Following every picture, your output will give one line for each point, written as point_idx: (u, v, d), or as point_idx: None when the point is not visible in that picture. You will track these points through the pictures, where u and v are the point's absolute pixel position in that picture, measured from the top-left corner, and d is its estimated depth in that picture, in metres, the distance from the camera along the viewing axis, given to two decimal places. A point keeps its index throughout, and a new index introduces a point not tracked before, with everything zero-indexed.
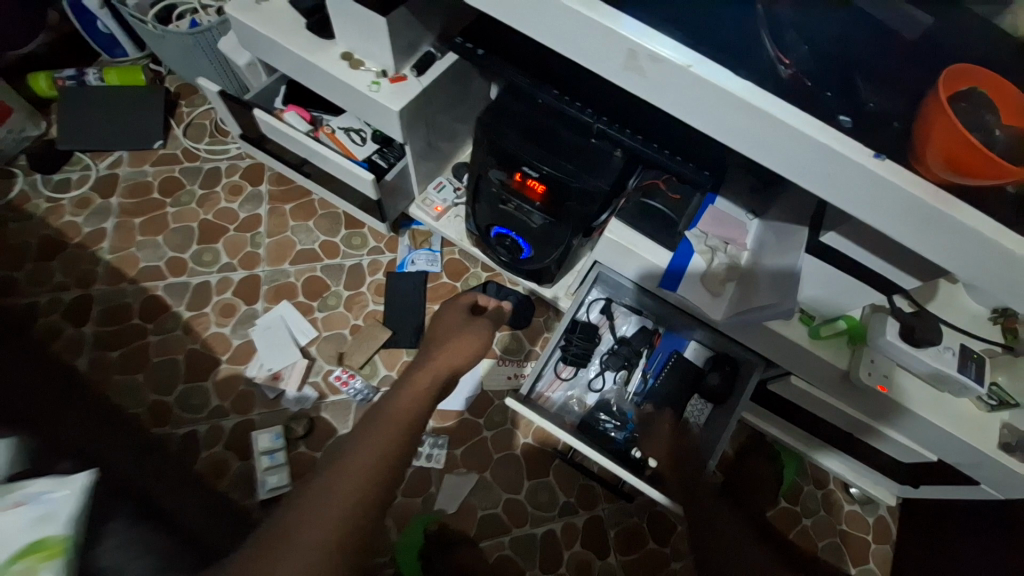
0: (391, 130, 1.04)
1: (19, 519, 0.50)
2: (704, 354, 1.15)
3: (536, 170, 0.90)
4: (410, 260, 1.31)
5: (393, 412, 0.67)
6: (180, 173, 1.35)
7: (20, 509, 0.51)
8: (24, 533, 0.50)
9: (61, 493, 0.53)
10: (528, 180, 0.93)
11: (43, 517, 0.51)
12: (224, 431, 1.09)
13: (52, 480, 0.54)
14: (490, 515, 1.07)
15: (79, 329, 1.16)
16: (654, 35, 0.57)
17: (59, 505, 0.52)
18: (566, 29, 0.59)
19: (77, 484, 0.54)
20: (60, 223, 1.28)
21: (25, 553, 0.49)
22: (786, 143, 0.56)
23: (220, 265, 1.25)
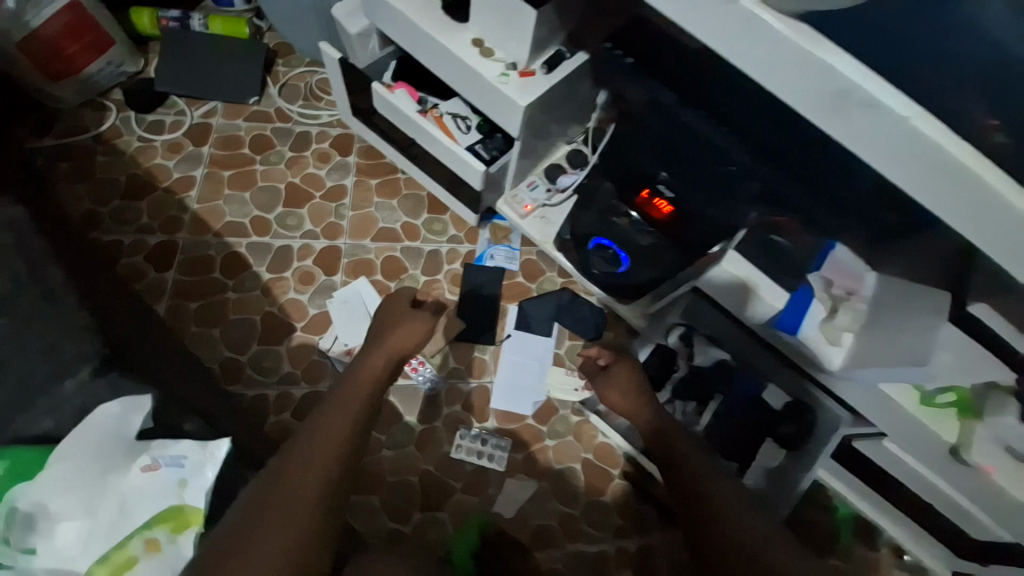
0: (509, 124, 1.02)
1: (160, 482, 0.55)
2: (782, 399, 1.09)
3: (670, 190, 0.91)
4: (488, 255, 1.29)
5: (359, 377, 0.78)
6: (271, 132, 1.34)
7: (160, 473, 0.55)
8: (163, 498, 0.54)
9: (199, 462, 0.56)
10: (656, 198, 0.93)
11: (181, 483, 0.55)
12: (294, 399, 1.08)
13: (185, 444, 0.57)
14: (545, 526, 1.06)
15: (160, 274, 1.16)
16: (869, 73, 0.54)
17: (197, 475, 0.55)
18: (766, 56, 0.57)
19: (212, 454, 0.56)
20: (150, 164, 1.28)
21: (169, 515, 0.54)
22: (999, 216, 0.52)
23: (303, 231, 1.24)
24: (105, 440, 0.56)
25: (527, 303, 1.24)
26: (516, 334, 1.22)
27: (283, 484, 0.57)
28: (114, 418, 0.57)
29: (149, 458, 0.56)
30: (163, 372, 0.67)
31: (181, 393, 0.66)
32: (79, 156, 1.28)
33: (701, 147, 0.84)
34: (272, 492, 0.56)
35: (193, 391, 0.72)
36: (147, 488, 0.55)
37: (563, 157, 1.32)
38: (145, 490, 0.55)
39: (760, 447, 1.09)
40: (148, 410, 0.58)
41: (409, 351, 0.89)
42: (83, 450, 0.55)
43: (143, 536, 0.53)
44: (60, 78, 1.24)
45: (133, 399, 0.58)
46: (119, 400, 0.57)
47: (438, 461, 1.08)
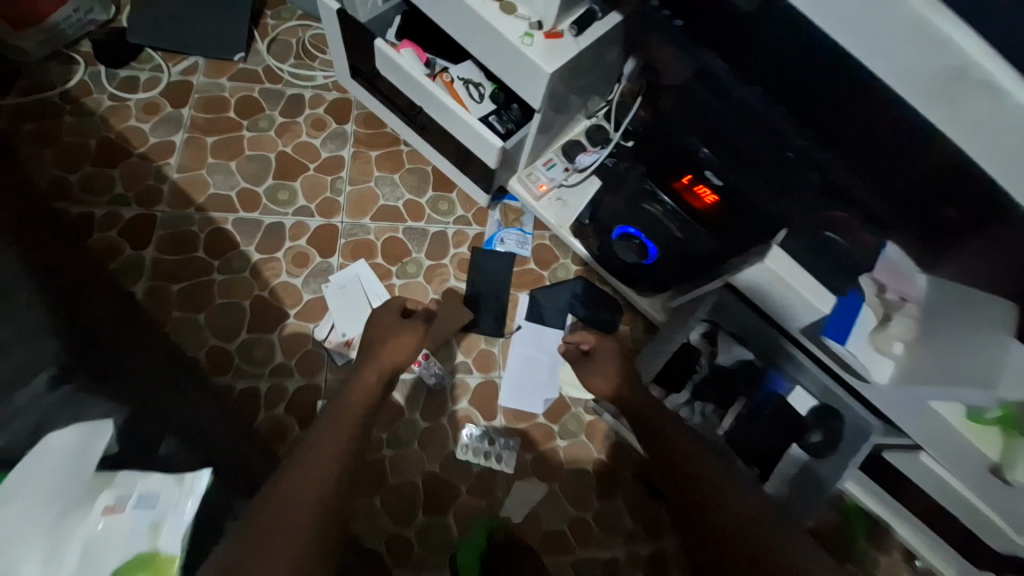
0: (531, 94, 0.91)
1: (127, 527, 0.46)
2: (808, 403, 1.03)
3: (718, 178, 0.83)
4: (499, 239, 1.19)
5: (347, 403, 0.71)
6: (259, 94, 1.20)
7: (127, 516, 0.46)
8: (131, 545, 0.46)
9: (175, 498, 0.48)
10: (698, 184, 0.86)
11: (152, 527, 0.46)
12: (288, 392, 1.00)
13: (157, 478, 0.49)
14: (556, 531, 1.01)
15: (138, 252, 1.05)
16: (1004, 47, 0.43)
17: (171, 514, 0.47)
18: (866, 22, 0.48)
19: (189, 487, 0.48)
20: (123, 127, 1.14)
21: (137, 564, 0.45)
22: None
23: (296, 207, 1.13)
24: (60, 477, 0.48)
25: (540, 293, 1.16)
26: (527, 326, 1.13)
27: (284, 492, 0.53)
28: (71, 449, 0.49)
29: (112, 498, 0.47)
30: (138, 375, 0.59)
31: (159, 400, 0.58)
32: (41, 115, 1.14)
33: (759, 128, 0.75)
34: (268, 511, 0.51)
35: (173, 396, 0.63)
36: (111, 535, 0.46)
37: (582, 133, 1.20)
38: (109, 538, 0.46)
39: (785, 453, 1.02)
40: (110, 437, 0.51)
41: (406, 362, 0.86)
42: (33, 491, 0.47)
43: None
44: (18, 24, 1.09)
45: (91, 423, 0.51)
46: (78, 426, 0.50)
47: (443, 460, 1.01)
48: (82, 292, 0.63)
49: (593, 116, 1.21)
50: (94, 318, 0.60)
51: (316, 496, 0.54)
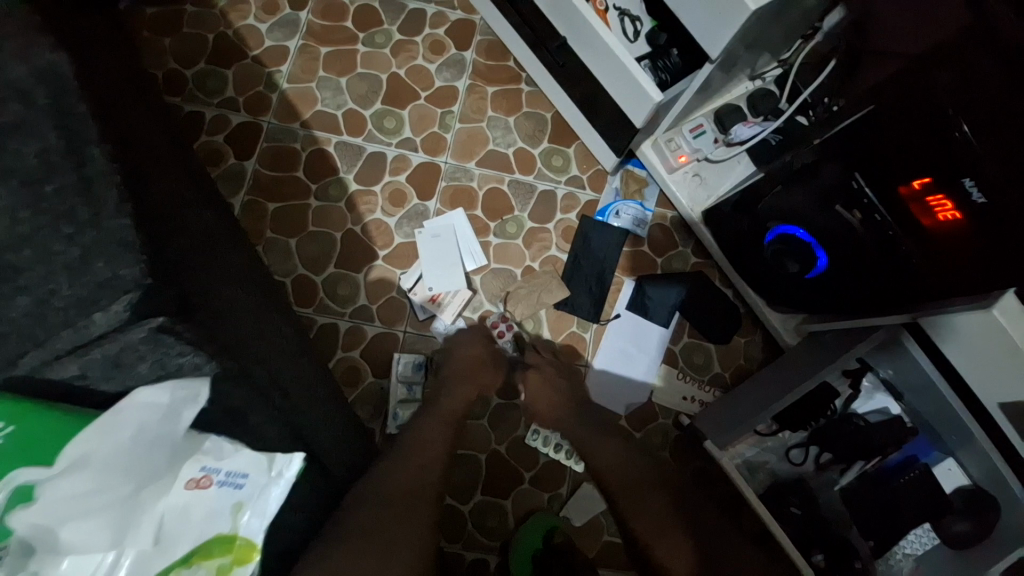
0: (712, 34, 0.70)
1: (213, 504, 0.42)
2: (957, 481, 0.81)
3: (981, 194, 0.57)
4: (614, 210, 1.03)
5: (443, 407, 0.81)
6: (380, 4, 1.08)
7: (213, 491, 0.42)
8: (214, 522, 0.42)
9: (262, 485, 0.43)
10: (933, 196, 0.62)
11: (235, 507, 0.42)
12: (366, 337, 0.95)
13: (248, 456, 0.43)
14: (617, 545, 0.91)
15: (240, 162, 1.01)
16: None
17: (258, 499, 0.43)
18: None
19: (285, 473, 0.44)
20: (241, 25, 1.08)
21: (216, 545, 0.42)
22: None
23: (401, 139, 1.03)
24: (144, 441, 0.39)
25: (648, 282, 1.00)
26: (627, 317, 1.00)
27: (393, 491, 0.65)
28: (160, 412, 0.39)
29: (198, 469, 0.41)
30: (222, 316, 0.50)
31: (244, 345, 0.51)
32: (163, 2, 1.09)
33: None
34: (390, 492, 0.65)
35: (256, 335, 0.57)
36: (193, 507, 0.41)
37: (742, 97, 0.98)
38: (191, 514, 0.41)
39: (910, 531, 0.83)
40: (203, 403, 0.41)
41: (488, 364, 0.89)
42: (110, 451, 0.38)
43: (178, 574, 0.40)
44: None
45: (187, 384, 0.40)
46: (158, 387, 0.39)
47: (511, 443, 0.94)
48: (162, 194, 0.53)
49: (758, 78, 0.98)
50: (173, 238, 0.49)
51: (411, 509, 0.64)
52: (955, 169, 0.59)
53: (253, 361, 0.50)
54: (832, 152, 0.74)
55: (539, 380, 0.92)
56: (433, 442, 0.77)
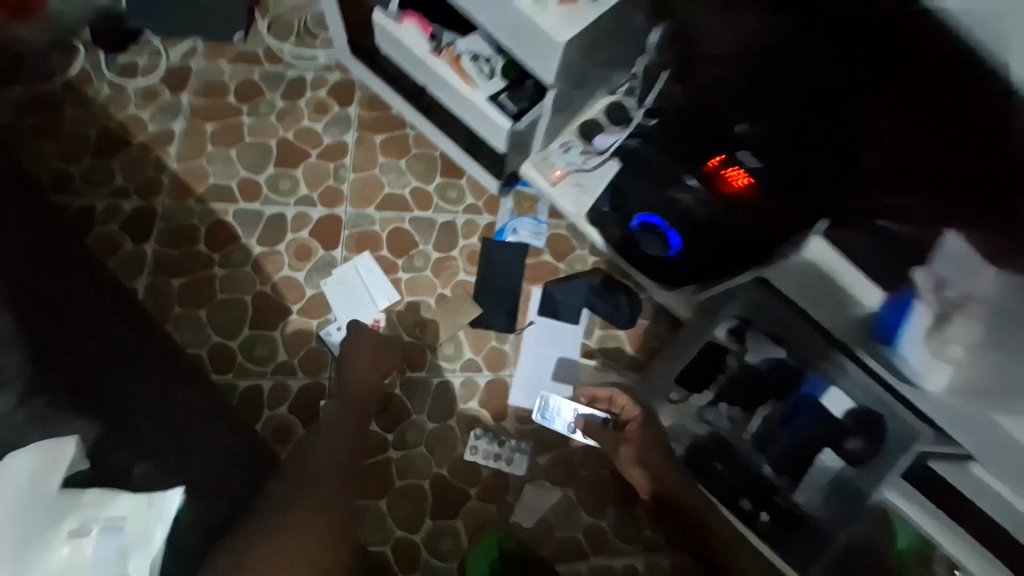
0: (543, 66, 0.82)
1: (94, 557, 0.45)
2: (843, 406, 0.91)
3: (755, 160, 0.76)
4: (511, 228, 1.11)
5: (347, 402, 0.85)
6: (259, 77, 1.14)
7: (93, 544, 0.46)
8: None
9: (144, 525, 0.49)
10: (730, 167, 0.79)
11: (120, 557, 0.46)
12: (291, 392, 0.96)
13: (125, 502, 0.49)
14: (570, 539, 0.96)
15: (138, 245, 1.02)
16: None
17: (142, 542, 0.48)
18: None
19: (165, 514, 0.50)
20: (123, 115, 1.11)
21: None
22: None
23: (298, 198, 1.08)
24: (15, 504, 0.45)
25: (554, 286, 1.09)
26: (540, 322, 1.07)
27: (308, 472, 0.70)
28: (30, 476, 0.46)
29: (77, 521, 0.47)
30: (133, 377, 0.62)
31: (149, 399, 0.62)
32: (43, 106, 1.11)
33: (810, 107, 0.61)
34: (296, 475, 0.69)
35: (184, 395, 0.69)
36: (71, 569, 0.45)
37: (603, 110, 1.09)
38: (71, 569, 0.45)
39: (816, 462, 0.91)
40: (67, 462, 0.49)
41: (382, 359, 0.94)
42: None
43: None
44: (17, 11, 1.06)
45: (52, 445, 0.48)
46: (34, 445, 0.48)
47: (452, 465, 0.97)
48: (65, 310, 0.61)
49: (615, 91, 1.10)
50: (82, 321, 0.62)
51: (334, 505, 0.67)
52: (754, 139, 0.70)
53: (150, 416, 0.60)
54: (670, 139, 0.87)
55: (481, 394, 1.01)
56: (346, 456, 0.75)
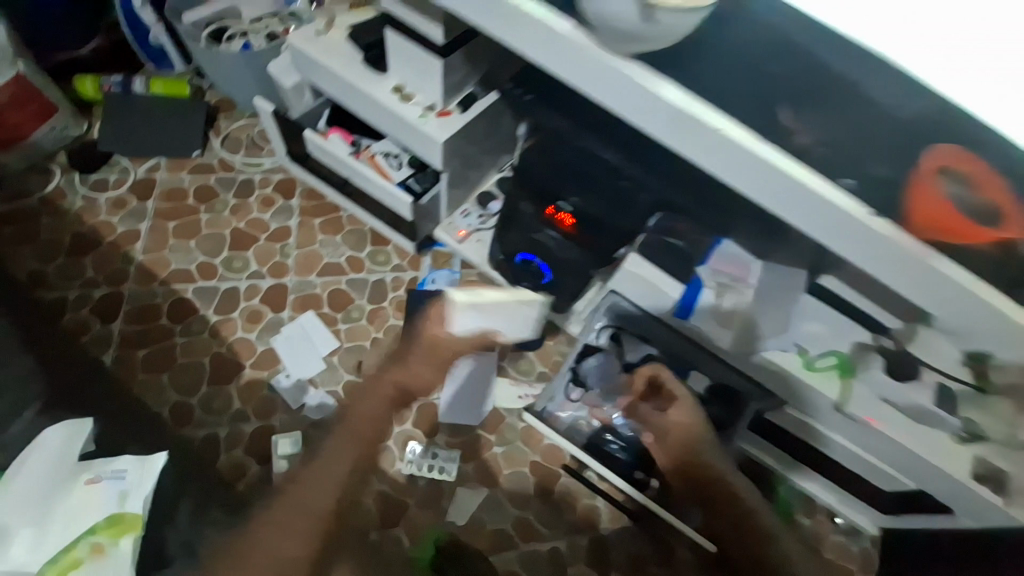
0: (432, 158, 1.13)
1: (104, 495, 0.72)
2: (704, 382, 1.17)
3: (569, 204, 1.05)
4: (431, 279, 1.36)
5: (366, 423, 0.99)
6: (215, 182, 1.41)
7: (102, 486, 0.72)
8: (103, 510, 0.70)
9: (136, 476, 0.73)
10: (559, 213, 1.07)
11: (120, 497, 0.72)
12: (245, 434, 1.13)
13: (124, 462, 0.74)
14: (500, 530, 1.13)
15: (107, 324, 1.20)
16: (648, 76, 0.68)
17: (133, 488, 0.73)
18: (591, 75, 0.71)
19: (149, 469, 0.74)
20: (94, 221, 1.32)
21: (108, 520, 0.70)
22: (836, 214, 0.66)
23: (249, 273, 1.30)
24: (53, 465, 0.74)
25: None
26: None
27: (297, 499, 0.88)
28: (58, 447, 0.75)
29: (92, 474, 0.74)
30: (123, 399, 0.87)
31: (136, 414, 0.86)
32: (22, 219, 1.31)
33: (603, 170, 0.97)
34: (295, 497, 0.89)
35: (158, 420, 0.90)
36: (92, 498, 0.72)
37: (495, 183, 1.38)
38: (89, 502, 0.71)
39: None
40: (87, 434, 0.77)
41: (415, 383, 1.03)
42: (43, 472, 0.73)
43: (88, 540, 0.69)
44: (3, 146, 1.30)
45: (74, 424, 0.77)
46: (61, 426, 0.77)
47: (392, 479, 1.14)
48: (67, 367, 0.87)
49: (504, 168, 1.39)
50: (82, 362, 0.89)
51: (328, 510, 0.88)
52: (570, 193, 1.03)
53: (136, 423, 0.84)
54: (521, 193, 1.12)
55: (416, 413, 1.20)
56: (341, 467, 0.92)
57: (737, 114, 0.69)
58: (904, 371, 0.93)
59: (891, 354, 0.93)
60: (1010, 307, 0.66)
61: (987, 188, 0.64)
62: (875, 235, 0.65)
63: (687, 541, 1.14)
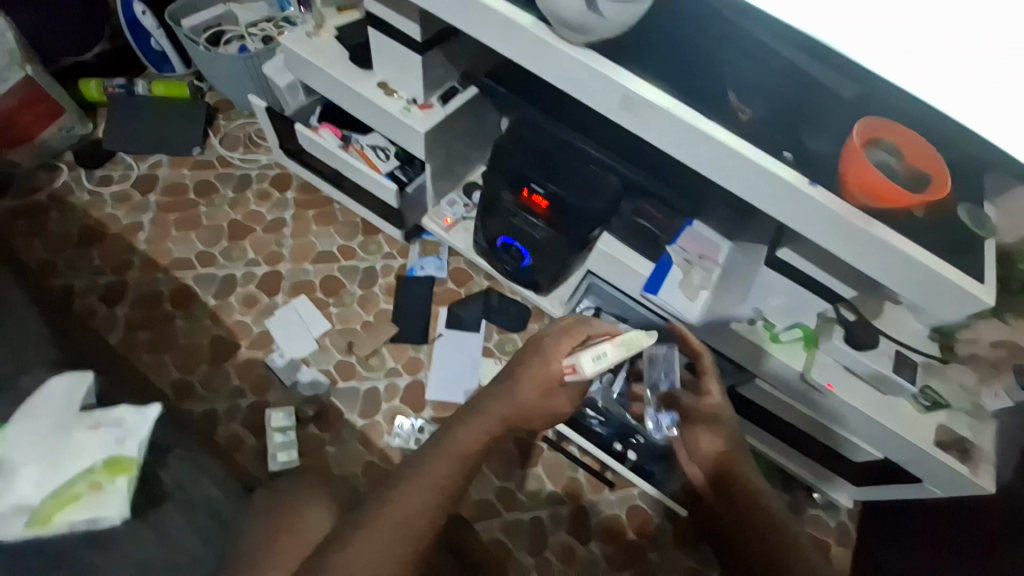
0: (415, 149, 1.19)
1: (103, 440, 0.67)
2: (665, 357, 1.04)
3: (542, 188, 1.09)
4: (419, 266, 1.42)
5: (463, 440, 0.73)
6: (213, 178, 1.48)
7: (102, 432, 0.67)
8: (102, 452, 0.66)
9: (135, 422, 0.69)
10: (533, 195, 1.12)
11: (119, 440, 0.67)
12: (242, 411, 1.20)
13: (123, 409, 0.69)
14: (483, 500, 1.18)
15: (112, 310, 1.27)
16: (598, 60, 0.75)
17: (133, 434, 0.68)
18: (548, 62, 0.78)
19: (148, 418, 0.69)
20: (100, 214, 1.40)
21: (105, 465, 0.65)
22: (767, 184, 0.72)
23: (246, 262, 1.37)
24: (55, 411, 0.70)
25: (457, 306, 1.37)
26: (447, 333, 1.35)
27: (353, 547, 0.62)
28: (60, 394, 0.71)
29: (93, 420, 0.68)
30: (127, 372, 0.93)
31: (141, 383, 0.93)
32: (33, 213, 1.39)
33: (575, 153, 1.04)
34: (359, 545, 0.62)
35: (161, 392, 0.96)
36: (88, 445, 0.66)
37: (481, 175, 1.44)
38: (87, 447, 0.66)
39: None
40: (89, 384, 0.74)
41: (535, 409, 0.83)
42: (44, 418, 0.69)
43: (87, 478, 0.64)
44: (15, 144, 1.38)
45: (77, 374, 0.74)
46: (69, 372, 0.74)
47: (380, 452, 1.20)
48: (75, 342, 0.93)
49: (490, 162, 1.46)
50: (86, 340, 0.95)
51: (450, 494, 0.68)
52: (545, 176, 1.07)
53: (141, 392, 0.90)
54: (497, 180, 1.17)
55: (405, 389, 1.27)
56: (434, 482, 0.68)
57: (679, 94, 0.76)
58: (865, 340, 0.92)
59: (852, 323, 0.93)
60: (957, 277, 0.68)
61: (911, 158, 0.71)
62: (823, 206, 0.69)
63: (662, 511, 1.19)
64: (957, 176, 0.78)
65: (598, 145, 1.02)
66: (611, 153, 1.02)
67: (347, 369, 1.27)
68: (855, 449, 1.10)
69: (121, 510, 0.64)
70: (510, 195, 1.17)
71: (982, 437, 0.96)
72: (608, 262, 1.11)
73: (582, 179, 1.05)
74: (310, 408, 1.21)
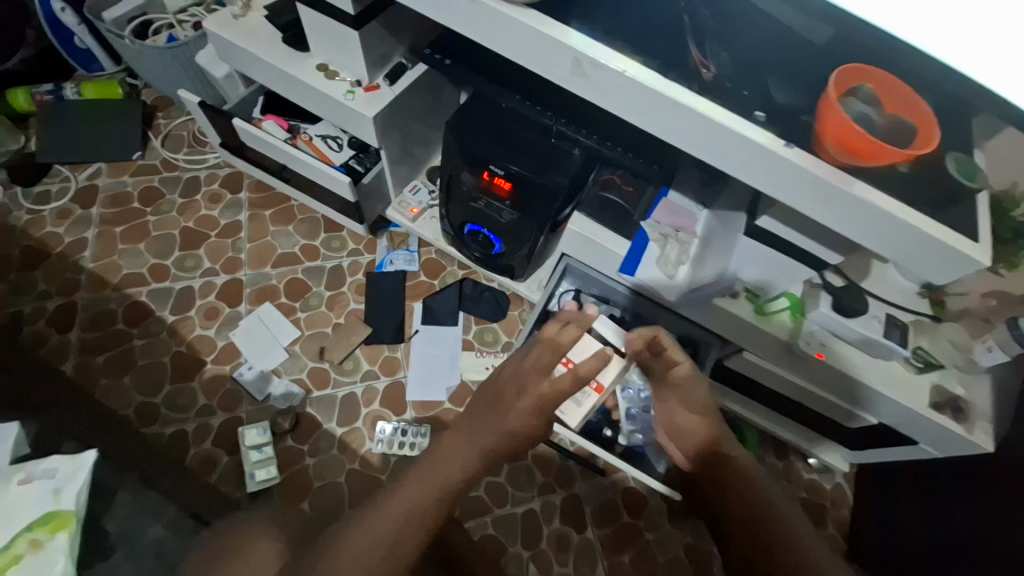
0: (366, 135, 1.10)
1: (38, 493, 0.61)
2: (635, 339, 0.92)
3: (502, 169, 1.01)
4: (388, 261, 1.35)
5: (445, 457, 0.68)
6: (159, 183, 1.38)
7: (34, 486, 0.61)
8: (38, 508, 0.60)
9: (70, 471, 0.63)
10: (494, 178, 1.04)
11: (55, 492, 0.62)
12: (213, 428, 1.15)
13: (55, 458, 0.64)
14: (473, 498, 1.15)
15: (64, 336, 1.20)
16: (547, 21, 0.67)
17: (69, 482, 0.63)
18: (485, 26, 0.69)
19: (84, 462, 0.64)
20: (41, 234, 1.30)
21: (42, 521, 0.59)
22: (738, 148, 0.64)
23: (202, 271, 1.29)
24: None
25: (430, 299, 1.31)
26: (424, 329, 1.29)
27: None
28: None
29: (23, 473, 0.62)
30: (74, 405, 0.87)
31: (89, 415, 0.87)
32: None
33: (536, 130, 1.01)
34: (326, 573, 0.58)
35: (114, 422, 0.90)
36: (22, 501, 0.60)
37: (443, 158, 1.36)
38: (21, 502, 0.60)
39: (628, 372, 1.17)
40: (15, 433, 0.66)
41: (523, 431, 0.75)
42: None
43: (25, 537, 0.58)
44: None
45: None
46: None
47: (362, 458, 1.16)
48: None
49: None
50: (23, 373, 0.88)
51: (434, 513, 0.64)
52: (507, 157, 1.01)
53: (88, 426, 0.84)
54: (456, 163, 1.08)
55: (386, 392, 1.22)
56: (412, 503, 0.64)
57: (635, 54, 0.69)
58: (854, 306, 0.87)
59: (841, 290, 0.88)
60: (947, 234, 0.62)
61: (890, 107, 0.64)
62: (801, 168, 0.62)
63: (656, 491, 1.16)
64: (944, 122, 0.71)
65: (559, 117, 0.94)
66: (573, 125, 0.94)
67: (321, 374, 1.22)
68: (849, 416, 1.06)
69: (65, 568, 0.57)
70: (471, 177, 1.08)
71: (976, 394, 0.92)
72: (578, 243, 1.03)
73: (544, 157, 1.00)
74: (285, 421, 1.17)
